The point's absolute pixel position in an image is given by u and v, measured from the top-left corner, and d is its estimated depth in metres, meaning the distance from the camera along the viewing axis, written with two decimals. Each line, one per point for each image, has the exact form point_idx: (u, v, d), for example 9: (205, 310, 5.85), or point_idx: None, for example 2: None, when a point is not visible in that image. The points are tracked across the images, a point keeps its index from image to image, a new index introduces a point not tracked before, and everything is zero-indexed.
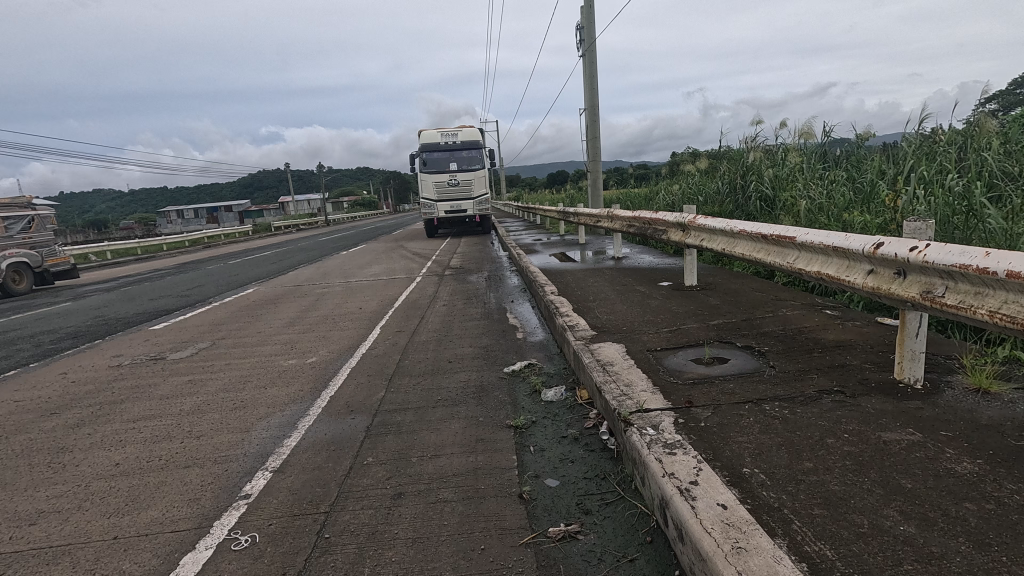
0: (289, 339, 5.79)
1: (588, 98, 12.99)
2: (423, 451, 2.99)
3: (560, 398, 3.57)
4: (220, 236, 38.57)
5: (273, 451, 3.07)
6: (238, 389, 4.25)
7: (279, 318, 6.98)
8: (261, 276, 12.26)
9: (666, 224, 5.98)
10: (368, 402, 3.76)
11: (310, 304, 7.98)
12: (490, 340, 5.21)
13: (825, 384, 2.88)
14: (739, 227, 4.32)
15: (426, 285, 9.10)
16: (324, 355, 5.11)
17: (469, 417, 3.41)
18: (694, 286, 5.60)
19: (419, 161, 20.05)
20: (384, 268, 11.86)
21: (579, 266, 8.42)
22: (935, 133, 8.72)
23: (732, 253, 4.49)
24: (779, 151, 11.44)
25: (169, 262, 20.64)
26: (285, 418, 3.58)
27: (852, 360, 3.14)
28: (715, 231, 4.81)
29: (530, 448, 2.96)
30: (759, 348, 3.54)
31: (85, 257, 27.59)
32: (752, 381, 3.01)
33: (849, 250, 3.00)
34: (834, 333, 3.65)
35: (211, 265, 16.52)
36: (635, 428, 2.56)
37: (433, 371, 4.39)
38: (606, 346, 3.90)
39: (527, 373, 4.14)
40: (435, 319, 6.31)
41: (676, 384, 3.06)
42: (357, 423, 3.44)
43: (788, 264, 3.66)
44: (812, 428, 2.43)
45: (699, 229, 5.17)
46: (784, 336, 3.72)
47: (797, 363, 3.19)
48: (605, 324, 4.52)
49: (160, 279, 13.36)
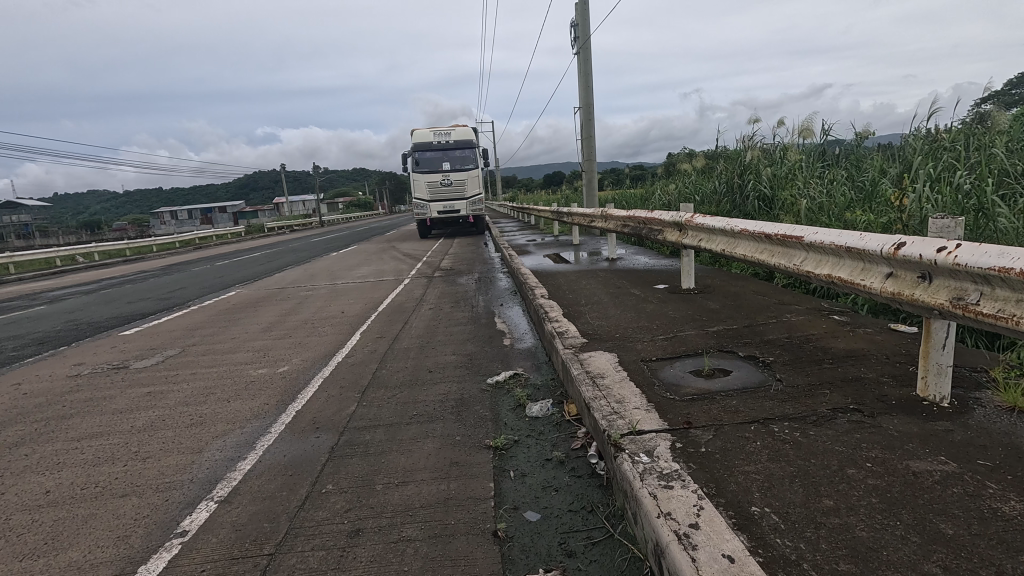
0: (262, 346, 5.46)
1: (583, 95, 12.69)
2: (391, 477, 2.67)
3: (546, 414, 3.26)
4: (212, 237, 38.14)
5: (224, 477, 2.75)
6: (199, 402, 3.92)
7: (256, 323, 6.64)
8: (247, 278, 11.91)
9: (662, 223, 5.67)
10: (336, 419, 3.43)
11: (291, 307, 7.64)
12: (475, 347, 4.89)
13: (839, 401, 2.58)
14: (739, 226, 4.01)
15: (414, 287, 8.79)
16: (297, 364, 4.78)
17: (445, 436, 3.09)
18: (692, 289, 5.31)
19: (411, 161, 19.74)
20: (373, 269, 11.52)
21: (572, 268, 8.12)
22: (938, 131, 8.46)
23: (732, 255, 4.19)
24: (777, 150, 11.16)
25: (155, 263, 20.22)
26: (243, 436, 3.25)
27: (868, 373, 2.84)
28: (714, 231, 4.49)
29: (510, 474, 2.64)
30: (763, 358, 3.24)
31: (72, 257, 27.13)
32: (758, 397, 2.70)
33: (863, 250, 2.69)
34: (845, 342, 3.34)
35: (197, 267, 16.14)
36: (626, 455, 2.24)
37: (411, 381, 4.07)
38: (597, 355, 3.58)
39: (511, 385, 3.83)
40: (419, 324, 5.99)
41: (673, 401, 2.75)
42: (321, 443, 3.11)
43: (794, 267, 3.35)
44: (829, 455, 2.12)
45: (697, 229, 4.86)
46: (790, 345, 3.41)
47: (807, 376, 2.88)
48: (597, 331, 4.20)
49: (143, 281, 13.01)
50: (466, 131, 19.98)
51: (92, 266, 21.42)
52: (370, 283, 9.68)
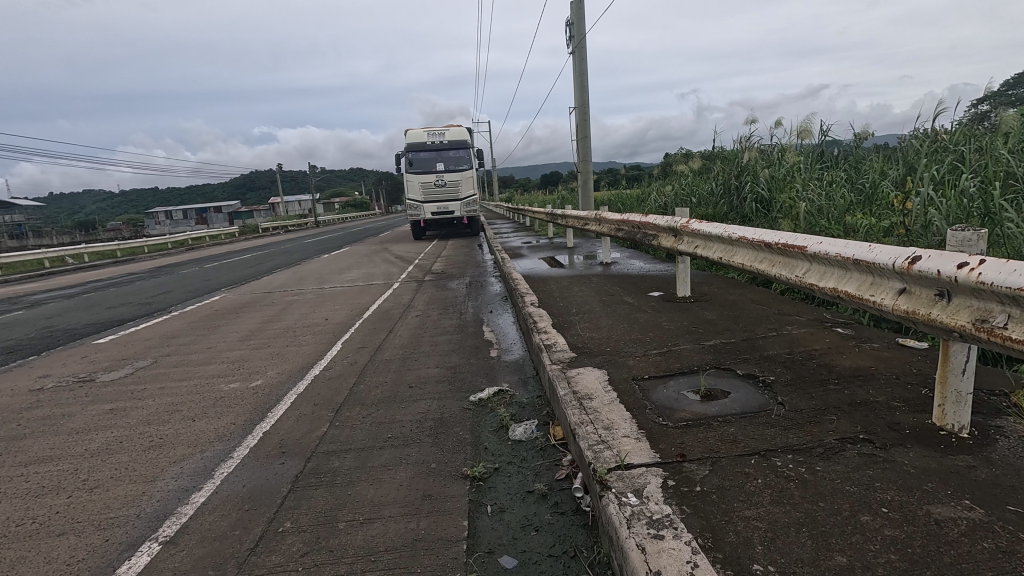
0: (238, 357, 5.21)
1: (578, 95, 12.46)
2: (356, 511, 2.44)
3: (530, 438, 3.03)
4: (206, 238, 37.78)
5: (174, 512, 2.51)
6: (162, 422, 3.67)
7: (236, 331, 6.38)
8: (233, 282, 11.62)
9: (657, 228, 5.44)
10: (304, 442, 3.18)
11: (274, 314, 7.38)
12: (460, 359, 4.65)
13: (847, 429, 2.35)
14: (737, 233, 3.79)
15: (403, 292, 8.55)
16: (272, 377, 4.53)
17: (420, 463, 2.85)
18: (688, 297, 5.09)
19: (405, 161, 19.49)
20: (363, 273, 11.26)
21: (565, 272, 7.89)
22: (941, 132, 8.25)
23: (730, 263, 3.96)
24: (775, 151, 10.96)
25: (145, 265, 19.90)
26: (203, 462, 3.01)
27: (877, 397, 2.61)
28: (710, 238, 4.27)
29: (486, 509, 2.40)
30: (764, 377, 3.01)
31: (62, 258, 26.77)
32: (758, 423, 2.46)
33: (873, 264, 2.47)
34: (851, 359, 3.11)
35: (186, 269, 15.85)
36: (613, 494, 2.01)
37: (389, 399, 3.83)
38: (586, 372, 3.35)
39: (495, 403, 3.59)
40: (404, 333, 5.74)
41: (666, 428, 2.52)
42: (285, 471, 2.86)
43: (796, 278, 3.12)
44: (839, 497, 1.89)
45: (693, 235, 4.63)
46: (792, 361, 3.18)
47: (811, 400, 2.66)
48: (587, 344, 3.96)
49: (129, 284, 12.72)
50: (460, 131, 19.72)
51: (81, 268, 21.11)
52: (359, 287, 9.43)
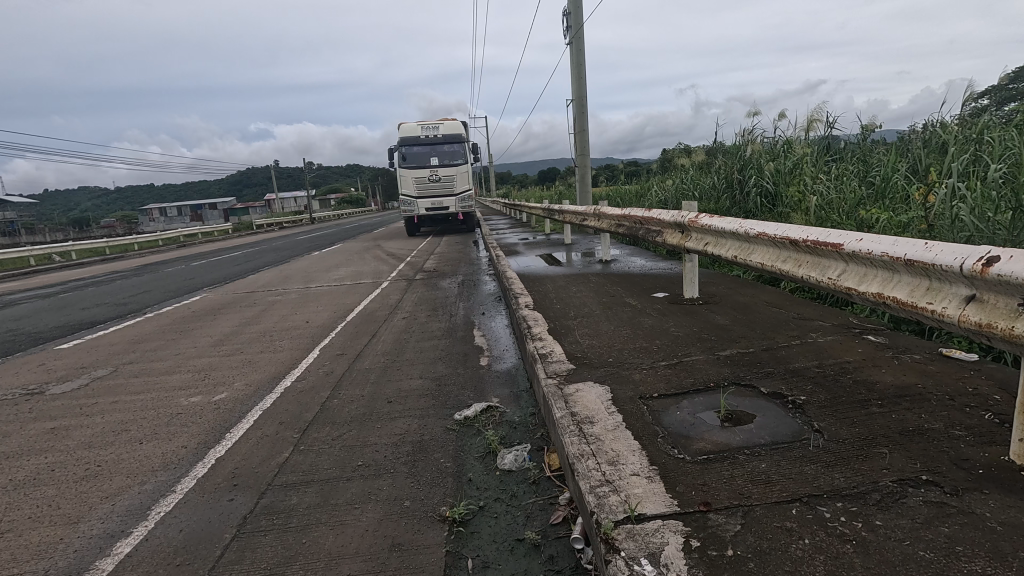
0: (205, 366, 4.76)
1: (575, 86, 12.01)
2: (310, 567, 2.01)
3: (521, 468, 2.61)
4: (198, 235, 37.22)
5: (89, 568, 2.07)
6: (104, 445, 3.22)
7: (208, 335, 5.93)
8: (216, 280, 11.15)
9: (661, 224, 5.01)
10: (260, 472, 2.75)
11: (253, 316, 6.93)
12: (446, 368, 4.22)
13: (904, 467, 1.93)
14: (755, 230, 3.36)
15: (392, 292, 8.12)
16: (238, 389, 4.09)
17: (391, 500, 2.43)
18: (695, 299, 4.68)
19: (398, 156, 19.00)
20: (351, 271, 10.80)
21: (561, 270, 7.47)
22: (958, 122, 7.85)
23: (746, 263, 3.53)
24: (779, 144, 10.58)
25: (131, 262, 19.37)
26: (140, 498, 2.57)
27: (933, 423, 2.20)
28: (723, 234, 3.84)
29: (467, 564, 1.98)
30: (793, 396, 2.59)
31: (49, 257, 26.19)
32: (794, 459, 2.05)
33: (933, 267, 2.04)
34: (891, 374, 2.70)
35: (172, 267, 15.35)
36: (623, 560, 1.58)
37: (363, 416, 3.39)
38: (585, 388, 2.92)
39: (483, 422, 3.17)
40: (388, 338, 5.30)
41: (682, 463, 2.10)
42: (232, 510, 2.42)
43: (830, 281, 2.69)
44: (914, 568, 1.47)
45: (703, 231, 4.19)
46: (822, 377, 2.77)
47: (853, 428, 2.24)
48: (586, 353, 3.54)
49: (109, 283, 12.24)
50: (454, 125, 19.24)
51: (66, 266, 20.54)
52: (346, 286, 9.00)
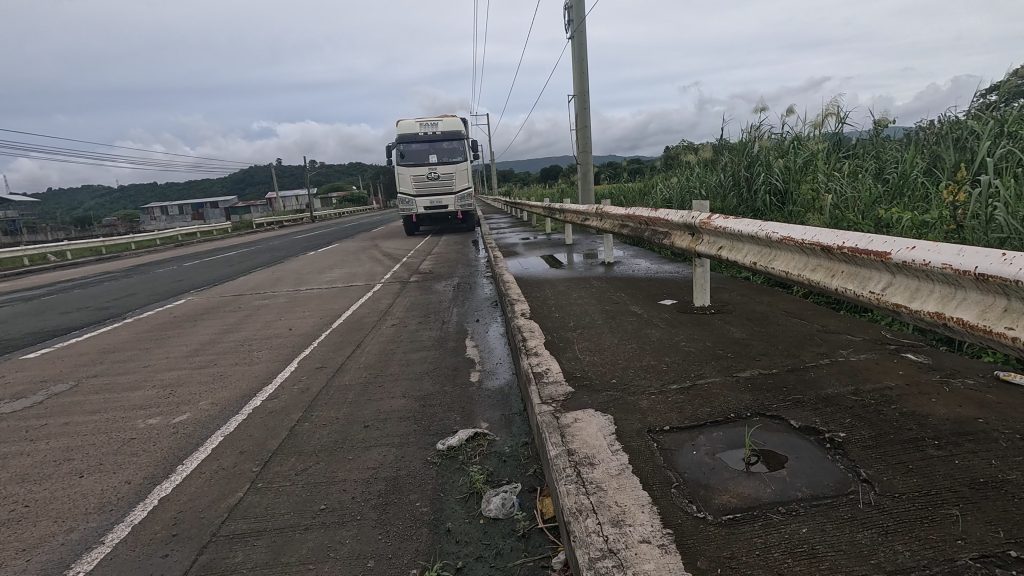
0: (173, 380, 4.37)
1: (577, 81, 11.61)
2: None
3: (509, 516, 2.22)
4: (197, 234, 36.84)
5: None
6: (38, 480, 2.84)
7: (183, 345, 5.54)
8: (204, 282, 10.75)
9: (669, 225, 4.61)
10: (206, 519, 2.36)
11: (235, 322, 6.55)
12: (432, 385, 3.84)
13: (986, 538, 1.53)
14: (779, 233, 2.95)
15: (384, 295, 7.73)
16: (202, 409, 3.70)
17: (353, 560, 2.03)
18: (707, 308, 4.29)
19: (396, 153, 18.62)
20: (345, 272, 10.42)
21: (562, 273, 7.09)
22: (981, 116, 7.45)
23: (767, 270, 3.13)
24: (789, 140, 10.16)
25: (123, 263, 18.98)
26: (61, 553, 2.19)
27: (1009, 474, 1.80)
28: (740, 237, 3.43)
29: None
30: (830, 433, 2.19)
31: (43, 256, 25.83)
32: (842, 522, 1.65)
33: (1015, 284, 1.65)
34: (944, 405, 2.30)
35: (163, 268, 14.97)
36: None
37: (335, 445, 3.00)
38: (585, 418, 2.52)
39: (469, 454, 2.78)
40: (374, 348, 4.92)
41: (703, 526, 1.70)
42: (164, 571, 2.04)
43: (873, 296, 2.29)
44: None
45: (716, 233, 3.79)
46: (862, 407, 2.37)
47: (910, 478, 1.84)
48: (587, 372, 3.16)
49: (95, 285, 11.87)
50: (454, 122, 18.85)
51: (58, 266, 20.21)
52: (337, 289, 8.61)
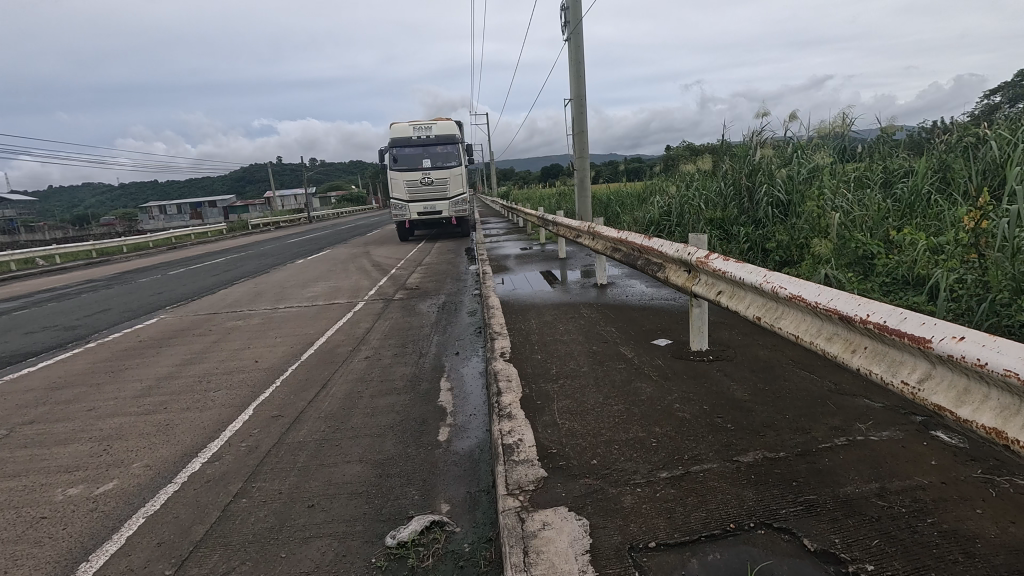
0: (112, 432, 3.93)
1: (573, 86, 11.15)
2: None
3: None
4: (191, 236, 36.38)
5: None
6: None
7: (138, 380, 5.11)
8: (182, 296, 10.30)
9: (663, 256, 4.18)
10: None
11: (200, 350, 6.11)
12: (394, 446, 3.40)
13: None
14: (789, 290, 2.51)
15: (364, 317, 7.29)
16: (133, 475, 3.27)
17: None
18: (704, 352, 3.86)
19: (389, 157, 18.17)
20: (328, 286, 9.99)
21: (552, 295, 6.66)
22: (998, 126, 7.02)
23: (775, 329, 2.68)
24: (792, 148, 9.70)
25: (108, 268, 18.54)
26: None
27: None
28: (742, 285, 3.00)
29: None
30: (855, 564, 1.75)
31: (32, 260, 25.37)
32: None
33: None
34: (994, 521, 1.86)
35: (147, 276, 14.54)
36: None
37: (269, 535, 2.57)
38: (556, 524, 2.09)
39: (421, 555, 2.35)
40: (340, 390, 4.49)
41: None
42: None
43: (909, 387, 1.85)
44: None
45: (715, 275, 3.35)
46: (892, 521, 1.93)
47: None
48: (565, 446, 2.72)
49: (72, 297, 11.41)
50: (448, 125, 18.42)
51: (45, 272, 19.77)
52: (316, 308, 8.17)
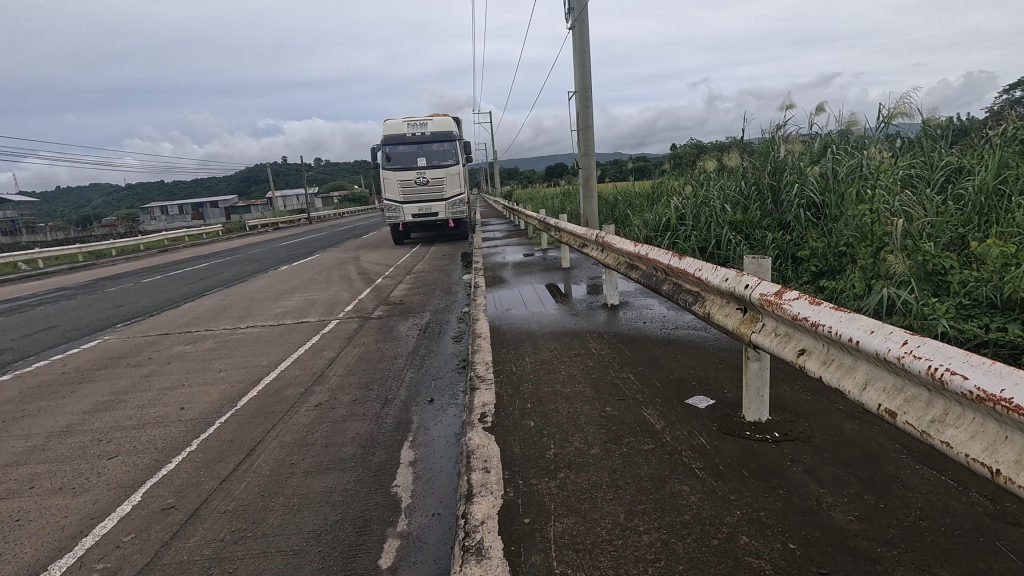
0: None
1: (578, 76, 10.05)
2: None
3: None
4: (185, 237, 35.44)
5: None
6: None
7: (22, 438, 3.98)
8: (141, 310, 9.20)
9: (701, 283, 3.02)
10: None
11: (122, 389, 4.99)
12: None
13: None
14: (974, 380, 1.36)
15: (330, 342, 6.17)
16: None
17: None
18: (765, 428, 2.70)
19: (382, 156, 17.09)
20: (303, 300, 8.88)
21: (552, 319, 5.54)
22: None
23: (934, 443, 1.52)
24: (820, 144, 8.54)
25: (87, 275, 17.44)
26: None
27: None
28: (851, 349, 1.85)
29: None
30: None
31: (14, 264, 24.26)
32: None
33: None
34: None
35: (117, 284, 13.40)
36: None
37: None
38: None
39: None
40: (268, 459, 3.38)
41: None
42: None
43: None
44: None
45: (793, 325, 2.20)
46: None
47: None
48: None
49: (25, 310, 10.32)
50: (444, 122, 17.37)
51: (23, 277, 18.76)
52: (281, 328, 7.06)
